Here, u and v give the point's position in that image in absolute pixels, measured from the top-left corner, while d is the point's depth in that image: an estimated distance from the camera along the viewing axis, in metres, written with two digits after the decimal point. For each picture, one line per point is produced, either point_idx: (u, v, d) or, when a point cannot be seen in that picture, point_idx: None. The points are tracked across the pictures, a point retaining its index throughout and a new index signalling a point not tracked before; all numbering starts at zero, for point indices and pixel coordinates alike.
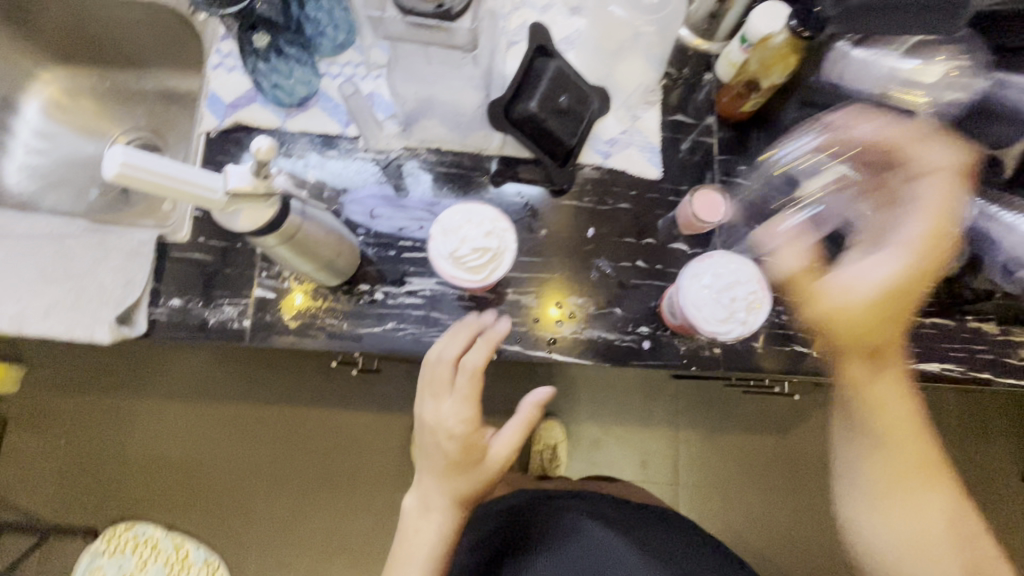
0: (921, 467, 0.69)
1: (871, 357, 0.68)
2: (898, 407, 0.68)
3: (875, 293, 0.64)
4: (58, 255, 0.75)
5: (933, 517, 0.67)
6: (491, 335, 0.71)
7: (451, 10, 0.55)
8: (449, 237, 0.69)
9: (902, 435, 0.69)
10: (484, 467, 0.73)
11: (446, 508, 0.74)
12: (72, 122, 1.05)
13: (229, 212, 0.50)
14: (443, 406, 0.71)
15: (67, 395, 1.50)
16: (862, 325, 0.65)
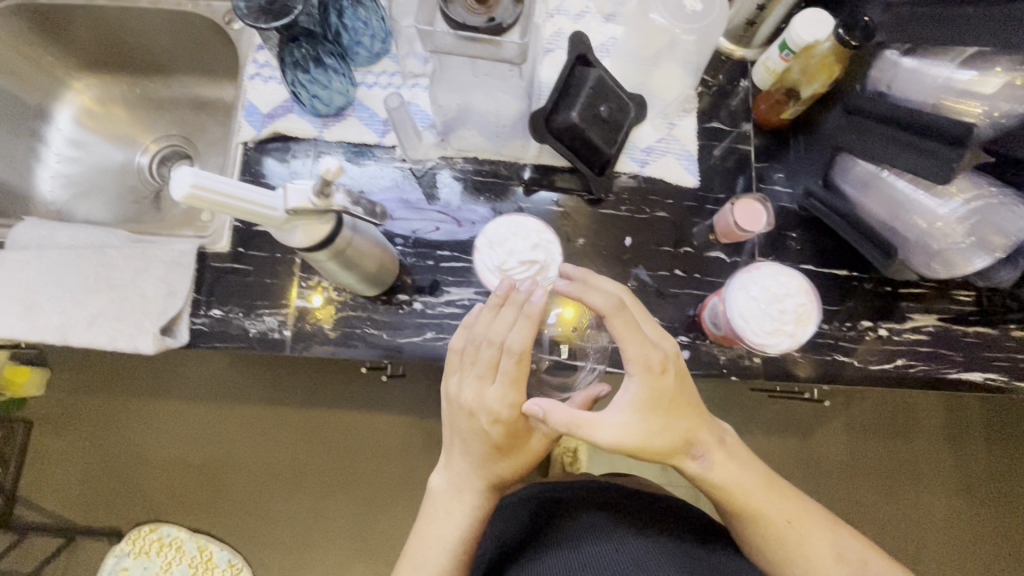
0: (781, 524, 0.70)
1: (692, 454, 0.68)
2: (741, 484, 0.70)
3: (655, 388, 0.62)
4: (100, 266, 0.76)
5: (828, 563, 0.70)
6: (532, 309, 0.62)
7: (502, 24, 0.55)
8: (496, 250, 0.72)
9: (764, 507, 0.70)
10: (523, 453, 0.69)
11: (473, 492, 0.72)
12: (102, 129, 1.05)
13: (287, 229, 0.50)
14: (484, 387, 0.64)
15: (93, 398, 1.51)
16: (655, 437, 0.63)
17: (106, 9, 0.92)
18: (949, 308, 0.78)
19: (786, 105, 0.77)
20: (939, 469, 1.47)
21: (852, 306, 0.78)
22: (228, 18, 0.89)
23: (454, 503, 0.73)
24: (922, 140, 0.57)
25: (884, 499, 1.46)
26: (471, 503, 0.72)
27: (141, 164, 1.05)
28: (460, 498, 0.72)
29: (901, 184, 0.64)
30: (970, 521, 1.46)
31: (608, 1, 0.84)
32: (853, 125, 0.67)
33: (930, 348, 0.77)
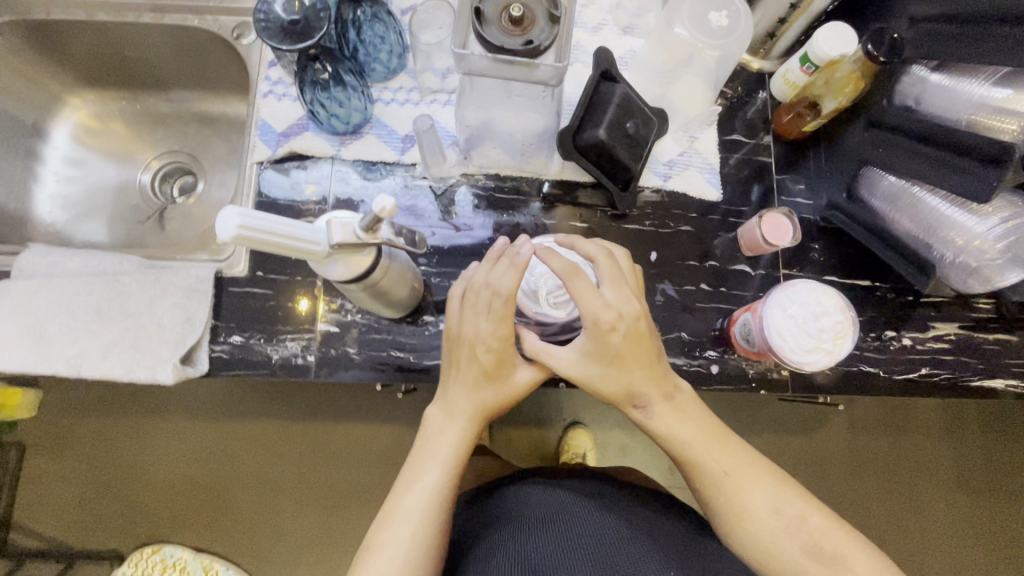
0: (718, 475, 0.66)
1: (633, 404, 0.67)
2: (680, 435, 0.67)
3: (601, 343, 0.62)
4: (114, 294, 0.73)
5: (764, 517, 0.64)
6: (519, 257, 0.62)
7: (539, 46, 0.54)
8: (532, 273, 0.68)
9: (705, 458, 0.66)
10: (506, 387, 0.67)
11: (465, 417, 0.67)
12: (102, 147, 1.01)
13: (329, 262, 0.50)
14: (476, 324, 0.64)
15: (85, 418, 1.38)
16: (596, 381, 0.65)
17: (107, 24, 0.88)
18: (970, 316, 0.79)
19: (808, 118, 0.77)
20: (957, 468, 1.43)
21: (876, 317, 0.78)
22: (237, 32, 0.88)
23: (444, 427, 0.68)
24: (957, 157, 0.58)
25: (890, 493, 1.41)
26: (456, 439, 0.67)
27: (142, 182, 1.01)
28: (450, 424, 0.68)
29: (933, 199, 0.64)
30: (989, 521, 1.42)
31: (625, 14, 0.83)
32: (878, 140, 0.68)
33: (952, 356, 0.78)
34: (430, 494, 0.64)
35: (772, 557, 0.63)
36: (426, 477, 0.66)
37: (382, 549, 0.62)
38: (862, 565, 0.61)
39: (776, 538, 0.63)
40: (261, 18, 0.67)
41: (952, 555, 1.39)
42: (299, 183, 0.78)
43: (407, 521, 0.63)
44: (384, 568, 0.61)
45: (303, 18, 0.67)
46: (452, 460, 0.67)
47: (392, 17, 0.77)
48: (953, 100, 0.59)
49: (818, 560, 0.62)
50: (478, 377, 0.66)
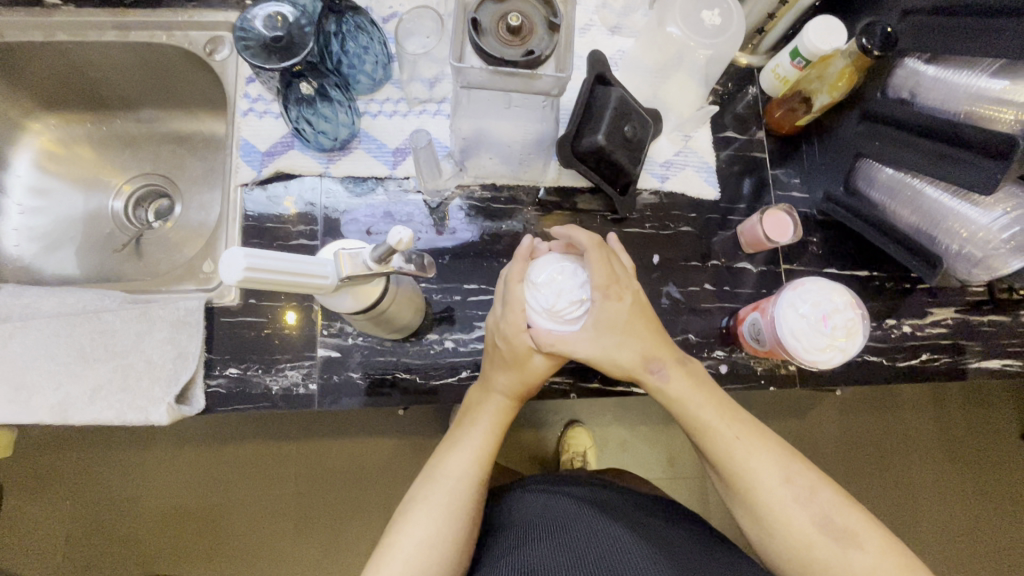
0: (730, 440, 0.64)
1: (647, 369, 0.67)
2: (693, 399, 0.66)
3: (613, 310, 0.64)
4: (96, 333, 0.69)
5: (774, 486, 0.62)
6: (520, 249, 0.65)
7: (541, 55, 0.52)
8: (545, 290, 0.63)
9: (713, 423, 0.65)
10: (529, 371, 0.66)
11: (501, 391, 0.67)
12: (69, 173, 0.96)
13: (337, 295, 0.48)
14: (497, 311, 0.66)
15: (65, 456, 1.32)
16: (612, 351, 0.65)
17: (65, 44, 0.83)
18: (965, 300, 0.80)
19: (800, 112, 0.77)
20: (944, 441, 1.47)
21: (876, 306, 0.79)
22: (209, 48, 0.84)
23: (483, 399, 0.68)
24: (958, 151, 0.58)
25: (881, 470, 1.44)
26: (494, 412, 0.68)
27: (115, 209, 0.96)
28: (488, 397, 0.68)
29: (931, 190, 0.65)
30: (976, 491, 1.45)
31: (612, 14, 0.82)
32: (874, 133, 0.69)
33: (951, 340, 0.79)
34: (470, 458, 0.67)
35: (783, 525, 0.61)
36: (469, 441, 0.68)
37: (426, 500, 0.64)
38: (871, 540, 0.59)
39: (786, 507, 0.61)
40: (239, 33, 0.65)
41: (945, 526, 1.43)
42: (277, 196, 0.75)
43: (448, 481, 0.65)
44: (426, 517, 0.62)
45: (286, 35, 0.66)
46: (492, 430, 0.68)
47: (376, 27, 0.74)
48: (948, 96, 0.60)
49: (827, 533, 0.60)
50: (500, 361, 0.66)
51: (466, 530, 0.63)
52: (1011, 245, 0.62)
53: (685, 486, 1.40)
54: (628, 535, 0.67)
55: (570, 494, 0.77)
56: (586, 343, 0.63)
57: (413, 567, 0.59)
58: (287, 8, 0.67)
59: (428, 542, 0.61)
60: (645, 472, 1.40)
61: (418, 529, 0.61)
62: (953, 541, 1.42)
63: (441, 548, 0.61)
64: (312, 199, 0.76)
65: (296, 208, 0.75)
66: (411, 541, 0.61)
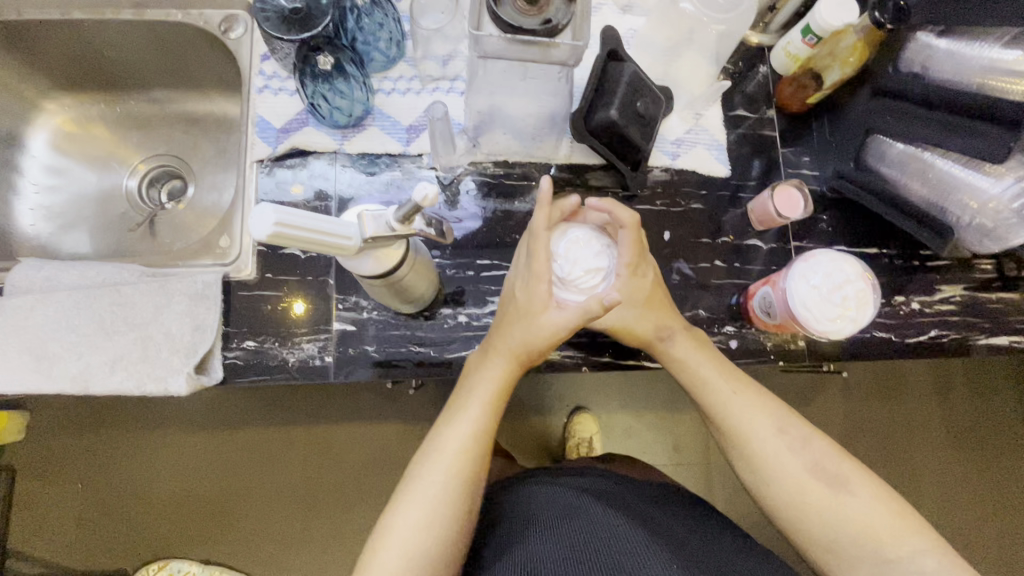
0: (727, 394, 0.68)
1: (659, 338, 0.69)
2: (694, 358, 0.69)
3: (635, 285, 0.66)
4: (116, 305, 0.70)
5: (768, 437, 0.66)
6: (540, 195, 0.62)
7: (558, 25, 0.53)
8: (560, 261, 0.65)
9: (713, 379, 0.68)
10: (535, 326, 0.64)
11: (503, 354, 0.66)
12: (84, 154, 0.97)
13: (360, 258, 0.49)
14: (520, 264, 0.66)
15: (79, 436, 1.33)
16: (631, 322, 0.67)
17: (81, 23, 0.84)
18: (973, 278, 0.80)
19: (812, 89, 0.78)
20: (948, 428, 1.48)
21: (885, 283, 0.80)
22: (224, 27, 0.84)
23: (485, 363, 0.67)
24: (970, 121, 0.59)
25: (885, 455, 1.45)
26: (495, 378, 0.66)
27: (129, 188, 0.97)
28: (488, 361, 0.66)
29: (941, 162, 0.65)
30: (980, 476, 1.46)
31: None
32: (885, 108, 0.69)
33: (959, 317, 0.79)
34: (468, 430, 0.65)
35: (777, 472, 0.64)
36: (465, 415, 0.66)
37: (422, 479, 0.63)
38: (864, 488, 0.62)
39: (780, 456, 0.65)
40: (260, 5, 0.68)
41: (948, 511, 1.44)
42: (286, 181, 0.76)
43: (445, 458, 0.64)
44: (426, 496, 0.62)
45: (304, 6, 0.69)
46: (488, 403, 0.66)
47: (390, 5, 0.76)
48: (959, 68, 0.61)
49: (819, 478, 0.63)
50: (510, 317, 0.65)
51: (467, 504, 0.63)
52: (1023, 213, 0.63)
53: (690, 471, 1.42)
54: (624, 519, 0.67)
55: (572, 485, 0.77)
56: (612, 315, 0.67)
57: (410, 549, 0.60)
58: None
59: (424, 525, 0.61)
60: (651, 456, 1.41)
61: (412, 512, 0.61)
62: (956, 525, 1.43)
63: (439, 527, 0.61)
64: (327, 175, 0.76)
65: (305, 192, 0.76)
66: (409, 522, 0.61)
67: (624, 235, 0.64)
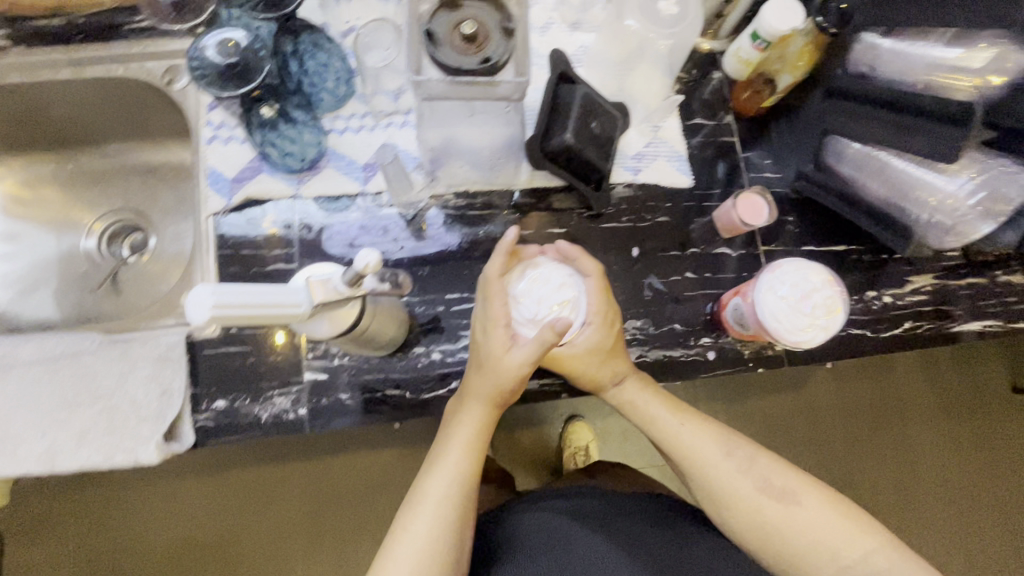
0: (675, 428, 0.70)
1: (613, 382, 0.70)
2: (641, 401, 0.71)
3: (605, 332, 0.66)
4: (79, 378, 0.68)
5: (718, 461, 0.68)
6: (503, 242, 0.64)
7: (497, 63, 0.52)
8: (525, 301, 0.64)
9: (660, 415, 0.71)
10: (499, 371, 0.61)
11: (477, 399, 0.65)
12: (39, 216, 0.94)
13: (313, 321, 0.47)
14: (480, 309, 0.65)
15: (65, 499, 1.30)
16: (591, 369, 0.68)
17: (20, 85, 0.81)
18: (942, 266, 0.81)
19: (766, 93, 0.78)
20: (938, 400, 1.49)
21: (857, 279, 0.80)
22: (168, 77, 0.82)
23: (461, 410, 0.66)
24: (919, 120, 0.59)
25: (879, 434, 1.47)
26: (472, 423, 0.65)
27: (89, 248, 0.95)
28: (466, 405, 0.65)
29: (903, 164, 0.65)
30: (972, 444, 1.49)
31: (571, 10, 0.81)
32: (837, 109, 0.67)
33: (932, 307, 0.80)
34: (452, 476, 0.64)
35: (728, 494, 0.66)
36: (446, 460, 0.64)
37: (408, 530, 0.61)
38: (809, 496, 0.64)
39: (731, 480, 0.66)
40: (196, 64, 0.69)
41: (942, 485, 1.47)
42: (255, 218, 0.75)
43: (431, 503, 0.62)
44: (410, 549, 0.60)
45: (241, 60, 0.70)
46: (469, 446, 0.65)
47: (335, 44, 0.76)
48: (909, 67, 0.61)
49: (768, 494, 0.65)
50: (477, 361, 0.64)
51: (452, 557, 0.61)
52: (978, 210, 0.64)
53: None
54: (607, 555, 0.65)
55: (555, 509, 0.75)
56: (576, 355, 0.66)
57: None
58: (240, 36, 0.71)
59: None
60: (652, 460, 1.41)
61: (400, 566, 0.59)
62: (948, 498, 1.47)
63: None
64: (285, 223, 0.75)
65: (277, 229, 0.75)
66: None
67: (588, 283, 0.66)
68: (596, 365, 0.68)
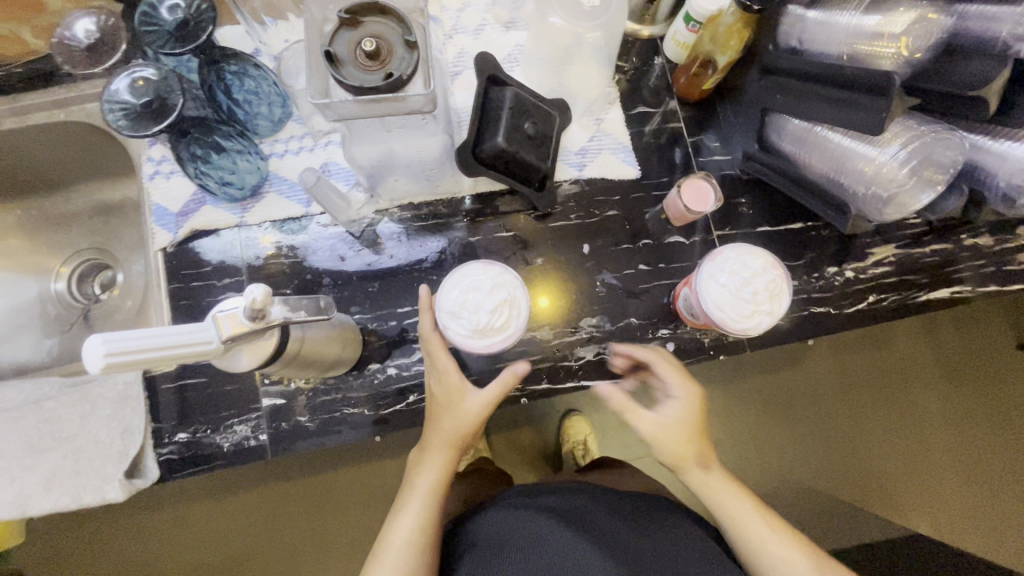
0: (747, 510, 0.67)
1: (695, 464, 0.67)
2: (719, 480, 0.69)
3: (690, 411, 0.66)
4: (42, 423, 0.69)
5: (783, 548, 0.65)
6: (420, 300, 0.67)
7: (400, 77, 0.51)
8: (461, 316, 0.63)
9: (734, 495, 0.68)
10: (460, 415, 0.66)
11: (439, 447, 0.67)
12: (10, 265, 0.93)
13: (230, 356, 0.47)
14: (427, 363, 0.68)
15: (70, 538, 1.31)
16: (676, 448, 0.66)
17: None
18: (905, 235, 0.79)
19: (706, 76, 0.76)
20: (943, 365, 1.46)
21: (816, 256, 0.78)
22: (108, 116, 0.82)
23: (424, 460, 0.67)
24: (850, 93, 0.56)
25: (883, 404, 1.44)
26: (435, 467, 0.67)
27: (58, 291, 0.95)
28: (430, 452, 0.67)
29: (837, 138, 0.63)
30: (979, 406, 1.46)
31: (503, 10, 0.80)
32: (775, 86, 0.67)
33: (895, 278, 0.78)
34: (414, 523, 0.63)
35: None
36: (410, 506, 0.65)
37: None
38: None
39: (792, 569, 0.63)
40: (108, 105, 0.60)
41: (953, 452, 1.44)
42: (236, 239, 0.75)
43: (394, 549, 0.61)
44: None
45: (155, 97, 0.60)
46: (434, 491, 0.65)
47: (265, 68, 0.73)
48: (834, 37, 0.58)
49: None
50: (436, 410, 0.67)
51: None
52: (914, 178, 0.60)
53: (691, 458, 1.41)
54: (594, 553, 0.63)
55: (537, 509, 0.73)
56: (660, 426, 0.65)
57: None
58: (150, 71, 0.61)
59: None
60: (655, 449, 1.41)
61: None
62: (962, 465, 1.44)
63: None
64: (243, 251, 0.75)
65: (274, 245, 0.76)
66: None
67: (659, 366, 0.68)
68: (681, 448, 0.66)
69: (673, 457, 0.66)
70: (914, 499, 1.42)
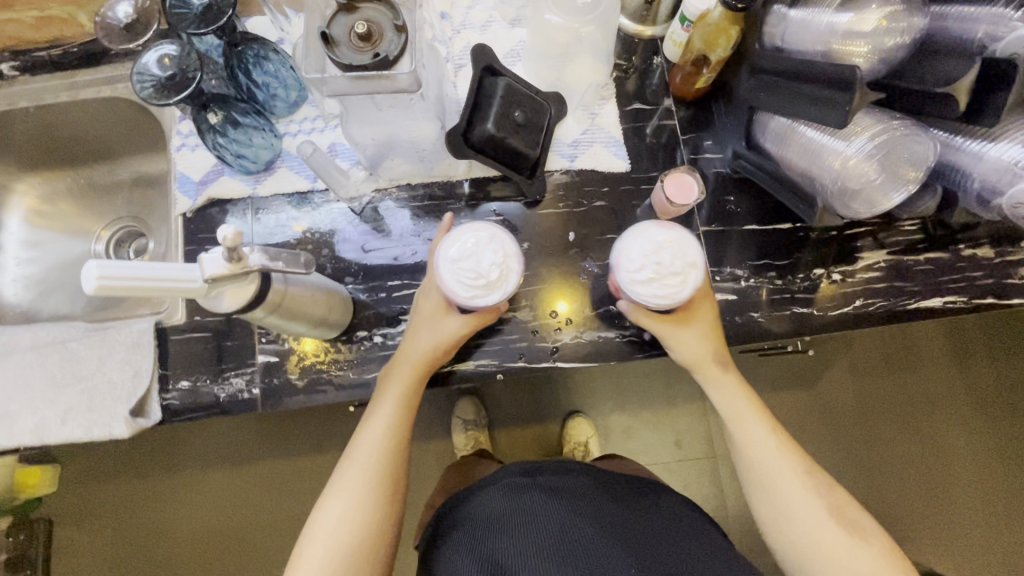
0: (772, 467, 0.70)
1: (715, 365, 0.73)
2: (746, 432, 0.72)
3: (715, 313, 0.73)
4: (65, 361, 0.77)
5: (798, 496, 0.68)
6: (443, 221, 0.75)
7: (387, 56, 0.56)
8: (466, 246, 0.66)
9: (755, 445, 0.71)
10: (437, 330, 0.71)
11: (405, 363, 0.72)
12: (54, 225, 1.03)
13: (213, 296, 0.52)
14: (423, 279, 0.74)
15: (92, 489, 1.40)
16: (698, 343, 0.72)
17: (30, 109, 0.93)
18: (898, 241, 0.78)
19: (699, 74, 0.77)
20: (965, 393, 1.40)
21: (803, 257, 0.78)
22: None
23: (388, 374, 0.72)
24: (819, 89, 0.57)
25: (902, 428, 1.38)
26: (400, 382, 0.71)
27: (97, 252, 1.04)
28: (400, 362, 0.72)
29: (812, 132, 0.64)
30: (1003, 438, 1.39)
31: (509, 7, 0.85)
32: (760, 85, 0.68)
33: (884, 283, 0.77)
34: (383, 431, 0.70)
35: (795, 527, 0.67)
36: (378, 420, 0.70)
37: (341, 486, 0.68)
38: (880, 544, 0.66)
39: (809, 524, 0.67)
40: (137, 75, 0.67)
41: (976, 482, 1.37)
42: (270, 226, 0.82)
43: (362, 459, 0.69)
44: (339, 507, 0.67)
45: (178, 71, 0.67)
46: (400, 408, 0.71)
47: (282, 53, 0.80)
48: (812, 34, 0.59)
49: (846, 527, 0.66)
50: (417, 321, 0.72)
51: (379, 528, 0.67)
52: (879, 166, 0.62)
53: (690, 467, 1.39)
54: (591, 537, 0.68)
55: (528, 491, 0.76)
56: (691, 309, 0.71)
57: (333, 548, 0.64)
58: (174, 48, 0.68)
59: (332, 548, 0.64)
60: (654, 454, 1.40)
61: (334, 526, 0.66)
62: (990, 493, 1.37)
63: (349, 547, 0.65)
64: (276, 236, 0.81)
65: (306, 231, 0.81)
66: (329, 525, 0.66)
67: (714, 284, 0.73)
68: (705, 347, 0.72)
69: (693, 357, 0.72)
70: (945, 520, 1.37)
